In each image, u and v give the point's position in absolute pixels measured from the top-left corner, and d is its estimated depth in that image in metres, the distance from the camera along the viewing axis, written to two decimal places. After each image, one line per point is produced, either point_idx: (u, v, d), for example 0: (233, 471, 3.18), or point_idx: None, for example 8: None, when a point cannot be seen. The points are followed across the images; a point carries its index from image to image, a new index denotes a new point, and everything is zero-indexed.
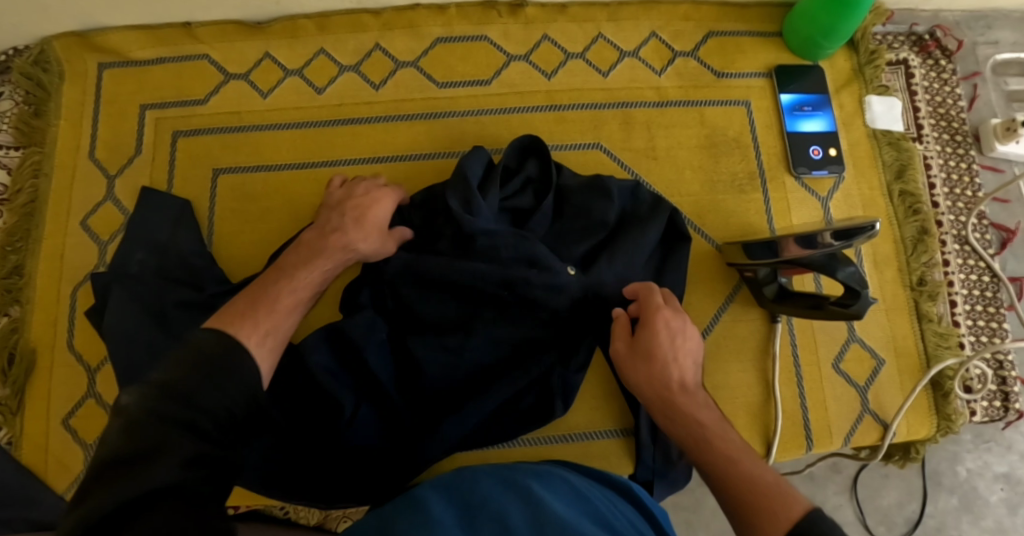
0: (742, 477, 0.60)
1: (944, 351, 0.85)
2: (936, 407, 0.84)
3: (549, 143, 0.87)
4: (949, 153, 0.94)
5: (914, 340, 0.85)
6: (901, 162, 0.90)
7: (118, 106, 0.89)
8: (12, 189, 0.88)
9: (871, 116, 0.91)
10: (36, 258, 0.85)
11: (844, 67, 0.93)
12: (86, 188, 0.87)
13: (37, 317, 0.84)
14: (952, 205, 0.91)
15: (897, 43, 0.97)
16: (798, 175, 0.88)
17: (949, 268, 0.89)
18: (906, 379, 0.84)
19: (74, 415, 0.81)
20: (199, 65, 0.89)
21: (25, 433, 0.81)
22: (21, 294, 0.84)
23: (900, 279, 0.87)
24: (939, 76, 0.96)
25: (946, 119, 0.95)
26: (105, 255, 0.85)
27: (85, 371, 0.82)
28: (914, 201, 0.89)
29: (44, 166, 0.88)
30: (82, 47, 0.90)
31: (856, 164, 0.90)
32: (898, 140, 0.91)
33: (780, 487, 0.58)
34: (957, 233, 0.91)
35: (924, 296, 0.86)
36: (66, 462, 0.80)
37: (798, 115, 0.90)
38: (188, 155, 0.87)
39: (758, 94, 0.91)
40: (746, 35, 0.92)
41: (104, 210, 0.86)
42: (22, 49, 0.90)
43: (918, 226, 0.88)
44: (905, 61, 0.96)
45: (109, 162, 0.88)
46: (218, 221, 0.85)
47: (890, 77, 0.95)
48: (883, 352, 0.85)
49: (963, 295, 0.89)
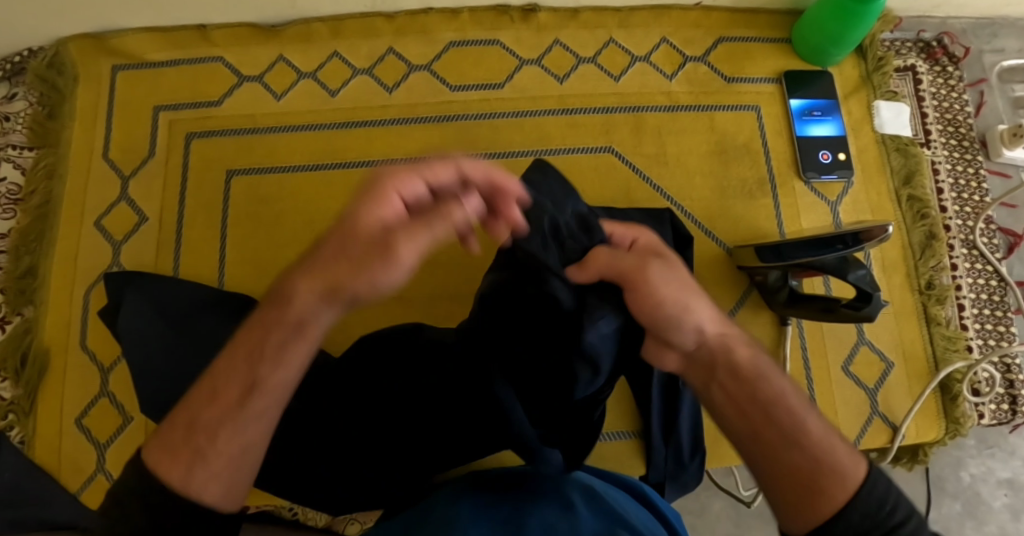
0: (780, 421, 0.50)
1: (952, 355, 0.85)
2: (944, 411, 0.84)
3: (561, 147, 0.88)
4: (956, 158, 0.94)
5: (922, 344, 0.86)
6: (910, 167, 0.91)
7: (132, 108, 0.90)
8: (26, 190, 0.88)
9: (879, 122, 0.92)
10: (50, 258, 0.85)
11: (852, 73, 0.93)
12: (100, 189, 0.87)
13: (51, 317, 0.84)
14: (959, 210, 0.92)
15: (905, 50, 0.98)
16: (808, 179, 0.89)
17: (957, 273, 0.90)
18: (914, 382, 0.85)
19: (87, 415, 0.81)
20: (213, 68, 0.90)
21: (37, 432, 0.81)
22: (34, 294, 0.84)
23: (908, 283, 0.87)
24: (946, 82, 0.97)
25: (953, 125, 0.96)
26: (118, 256, 0.85)
27: (98, 371, 0.82)
28: (922, 207, 0.90)
29: (58, 167, 0.88)
30: (96, 49, 0.90)
31: (864, 169, 0.91)
32: (906, 146, 0.92)
33: (827, 462, 0.47)
34: (965, 238, 0.91)
35: (932, 300, 0.87)
36: (79, 462, 0.80)
37: (807, 120, 0.91)
38: (203, 156, 0.88)
39: (767, 100, 0.92)
40: (755, 41, 0.93)
41: (118, 210, 0.87)
42: (36, 51, 0.91)
43: (926, 231, 0.89)
44: (912, 68, 0.96)
45: (123, 164, 0.88)
46: (232, 222, 0.86)
47: (898, 83, 0.96)
48: (892, 355, 0.85)
49: (971, 299, 0.89)
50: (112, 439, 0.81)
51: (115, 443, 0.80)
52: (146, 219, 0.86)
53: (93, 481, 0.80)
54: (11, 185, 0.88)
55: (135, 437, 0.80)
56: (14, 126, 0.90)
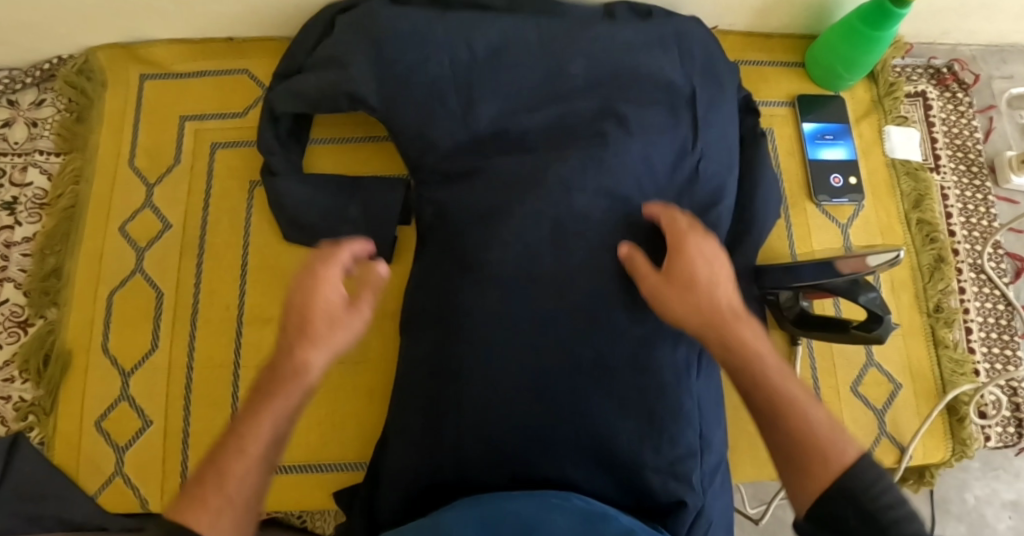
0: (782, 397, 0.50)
1: (959, 377, 0.86)
2: (952, 431, 0.85)
3: None
4: (965, 183, 0.96)
5: (930, 366, 0.87)
6: (919, 191, 0.93)
7: (159, 115, 0.92)
8: (53, 194, 0.90)
9: (889, 146, 0.94)
10: (74, 261, 0.87)
11: (864, 97, 0.96)
12: (126, 195, 0.89)
13: (74, 320, 0.85)
14: (968, 234, 0.94)
15: (916, 76, 0.99)
16: (819, 202, 0.91)
17: (965, 296, 0.91)
18: (922, 403, 0.86)
19: (106, 417, 0.82)
20: (240, 80, 0.92)
21: (57, 433, 0.82)
22: (58, 297, 0.86)
23: (917, 305, 0.89)
24: (956, 108, 0.99)
25: (963, 150, 0.97)
26: (142, 261, 0.87)
27: (119, 375, 0.83)
28: (931, 230, 0.91)
29: (85, 173, 0.90)
30: (126, 58, 0.92)
31: (875, 193, 0.92)
32: (915, 171, 0.94)
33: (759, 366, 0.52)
34: (973, 262, 0.92)
35: (940, 323, 0.88)
36: (98, 462, 0.81)
37: (819, 143, 0.93)
38: (226, 165, 0.90)
39: (781, 122, 0.94)
40: (769, 65, 0.96)
41: (142, 217, 0.88)
42: (67, 58, 0.93)
43: (935, 254, 0.91)
44: (923, 93, 0.98)
45: (149, 171, 0.90)
46: (253, 229, 0.87)
47: (909, 108, 0.98)
48: (900, 377, 0.86)
49: (978, 322, 0.91)
50: (130, 442, 0.82)
51: (133, 446, 0.82)
52: (170, 225, 0.88)
53: (110, 482, 0.81)
54: (37, 190, 0.91)
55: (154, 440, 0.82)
56: (41, 131, 0.93)
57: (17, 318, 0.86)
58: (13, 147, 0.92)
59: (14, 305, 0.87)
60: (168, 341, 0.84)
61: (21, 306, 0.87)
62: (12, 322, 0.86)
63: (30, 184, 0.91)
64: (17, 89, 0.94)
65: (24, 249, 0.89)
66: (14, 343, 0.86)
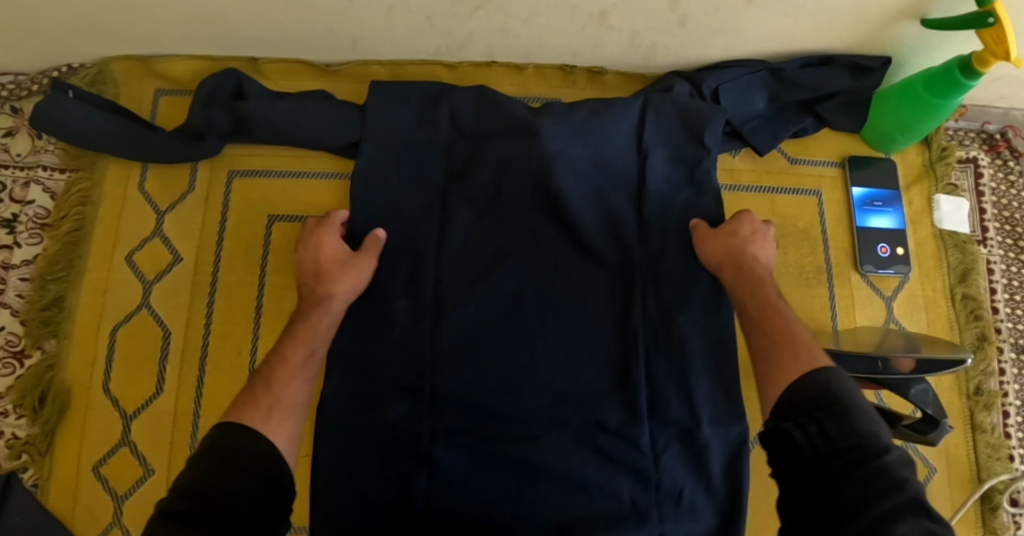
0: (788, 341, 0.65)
1: (995, 463, 0.84)
2: (983, 520, 0.83)
3: (611, 158, 0.81)
4: (1011, 258, 0.92)
5: (966, 451, 0.84)
6: (966, 265, 0.89)
7: None
8: (57, 215, 0.84)
9: (939, 215, 0.90)
10: (77, 293, 0.81)
11: (915, 161, 0.92)
12: (135, 222, 0.83)
13: (74, 355, 0.80)
14: (1011, 312, 0.91)
15: (968, 140, 0.96)
16: (864, 272, 0.87)
17: (1004, 378, 0.88)
18: (956, 489, 0.83)
19: (105, 462, 0.77)
20: None
21: (52, 477, 0.77)
22: (58, 328, 0.80)
23: (957, 386, 0.86)
24: (1007, 177, 0.95)
25: (1011, 223, 0.94)
26: (149, 295, 0.81)
27: (120, 417, 0.78)
28: (976, 306, 0.88)
29: (92, 195, 0.84)
30: (141, 71, 0.86)
31: (921, 264, 0.89)
32: (963, 243, 0.90)
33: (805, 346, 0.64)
34: (1015, 341, 0.90)
35: (979, 406, 0.85)
36: (94, 512, 0.76)
37: (868, 210, 0.89)
38: (240, 220, 0.83)
39: (830, 185, 0.90)
40: None
41: (152, 246, 0.83)
42: (77, 67, 0.86)
43: (978, 332, 0.87)
44: (974, 160, 0.95)
45: (160, 197, 0.84)
46: (271, 271, 0.82)
47: (959, 175, 0.94)
48: (935, 461, 0.84)
49: (1015, 406, 0.88)
50: (130, 491, 0.77)
51: (132, 495, 0.77)
52: (181, 259, 0.82)
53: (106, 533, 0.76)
54: (39, 209, 0.85)
55: (154, 492, 0.77)
56: (46, 145, 0.87)
57: (12, 348, 0.81)
58: (15, 159, 0.86)
59: (11, 333, 0.81)
60: (175, 385, 0.79)
61: (18, 334, 0.81)
62: (8, 352, 0.81)
63: (31, 202, 0.85)
64: (22, 96, 0.87)
65: (23, 273, 0.83)
66: (8, 376, 0.80)
